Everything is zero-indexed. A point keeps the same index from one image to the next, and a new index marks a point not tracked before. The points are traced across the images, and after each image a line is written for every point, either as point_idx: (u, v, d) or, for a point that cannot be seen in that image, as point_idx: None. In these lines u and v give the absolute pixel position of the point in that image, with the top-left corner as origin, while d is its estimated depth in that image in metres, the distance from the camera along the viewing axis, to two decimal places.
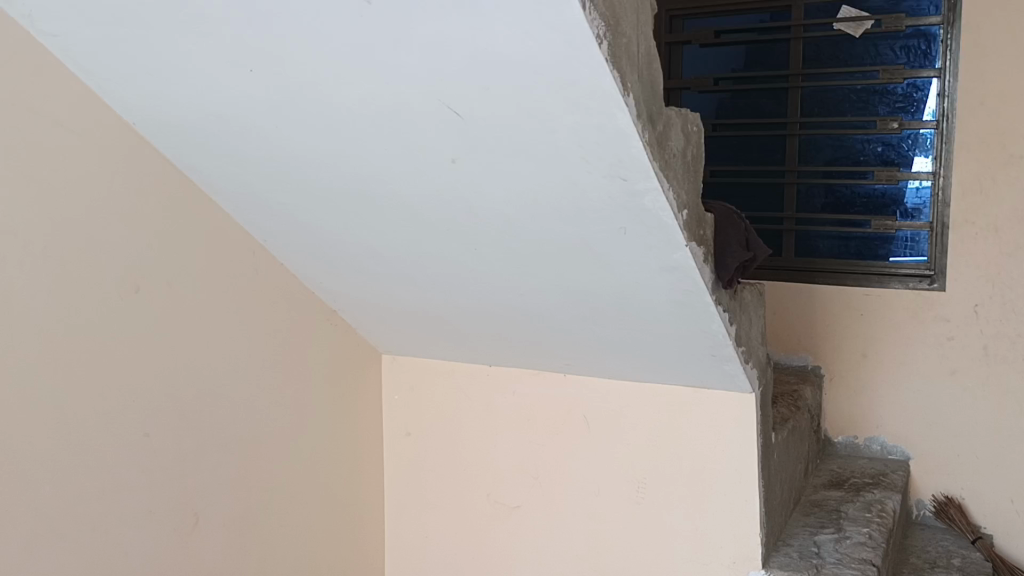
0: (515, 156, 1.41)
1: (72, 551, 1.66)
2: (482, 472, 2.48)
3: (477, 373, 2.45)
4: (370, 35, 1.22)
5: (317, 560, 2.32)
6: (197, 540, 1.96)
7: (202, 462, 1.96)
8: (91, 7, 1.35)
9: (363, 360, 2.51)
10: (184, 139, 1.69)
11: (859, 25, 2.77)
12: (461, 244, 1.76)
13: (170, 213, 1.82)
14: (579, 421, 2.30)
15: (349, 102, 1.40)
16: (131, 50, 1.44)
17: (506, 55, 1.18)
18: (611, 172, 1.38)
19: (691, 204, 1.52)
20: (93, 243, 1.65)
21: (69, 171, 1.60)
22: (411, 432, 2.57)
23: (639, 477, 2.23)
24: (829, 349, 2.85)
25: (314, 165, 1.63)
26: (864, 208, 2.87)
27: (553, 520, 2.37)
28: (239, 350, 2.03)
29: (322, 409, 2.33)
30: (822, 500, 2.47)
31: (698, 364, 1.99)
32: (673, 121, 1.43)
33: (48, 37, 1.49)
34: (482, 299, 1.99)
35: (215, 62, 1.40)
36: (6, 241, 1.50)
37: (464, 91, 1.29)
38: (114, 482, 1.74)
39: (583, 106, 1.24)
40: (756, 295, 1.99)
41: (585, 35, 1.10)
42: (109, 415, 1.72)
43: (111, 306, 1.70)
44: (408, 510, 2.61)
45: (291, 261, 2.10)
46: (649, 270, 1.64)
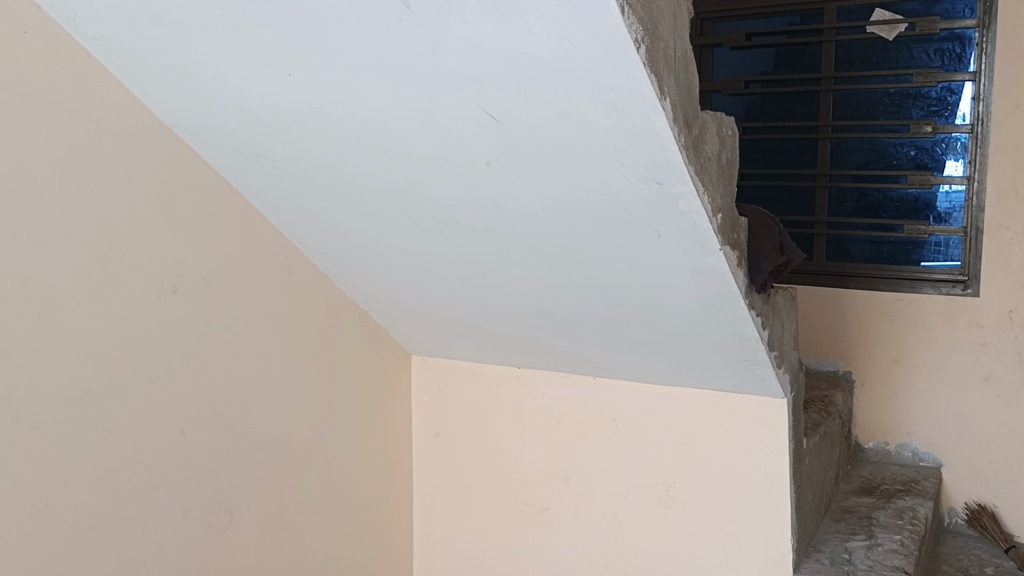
0: (550, 159, 1.42)
1: (110, 547, 1.69)
2: (510, 473, 2.48)
3: (506, 375, 2.46)
4: (407, 38, 1.23)
5: (346, 559, 2.34)
6: (231, 537, 1.98)
7: (236, 460, 1.98)
8: (134, 11, 1.37)
9: (393, 361, 2.52)
10: (221, 142, 1.71)
11: (892, 29, 2.75)
12: (494, 247, 1.77)
13: (206, 213, 1.84)
14: (608, 424, 2.31)
15: (385, 105, 1.41)
16: (171, 54, 1.47)
17: (543, 58, 1.19)
18: (646, 176, 1.38)
19: (725, 208, 1.52)
20: (132, 243, 1.68)
21: (109, 173, 1.62)
22: (440, 433, 2.58)
23: (669, 481, 2.22)
24: (861, 354, 2.83)
25: (348, 167, 1.64)
26: (896, 212, 2.84)
27: (582, 521, 2.37)
28: (273, 350, 2.05)
29: (353, 408, 2.34)
30: (853, 507, 2.46)
31: (730, 368, 1.98)
32: (708, 124, 1.43)
33: (91, 41, 1.52)
34: (513, 301, 2.00)
35: (254, 65, 1.42)
36: (49, 241, 1.52)
37: (500, 95, 1.30)
38: (151, 480, 1.77)
39: (619, 109, 1.24)
40: (788, 299, 1.98)
41: (624, 39, 1.10)
42: (146, 413, 1.75)
43: (149, 306, 1.73)
44: (438, 510, 2.62)
45: (324, 262, 2.12)
46: (682, 273, 1.64)
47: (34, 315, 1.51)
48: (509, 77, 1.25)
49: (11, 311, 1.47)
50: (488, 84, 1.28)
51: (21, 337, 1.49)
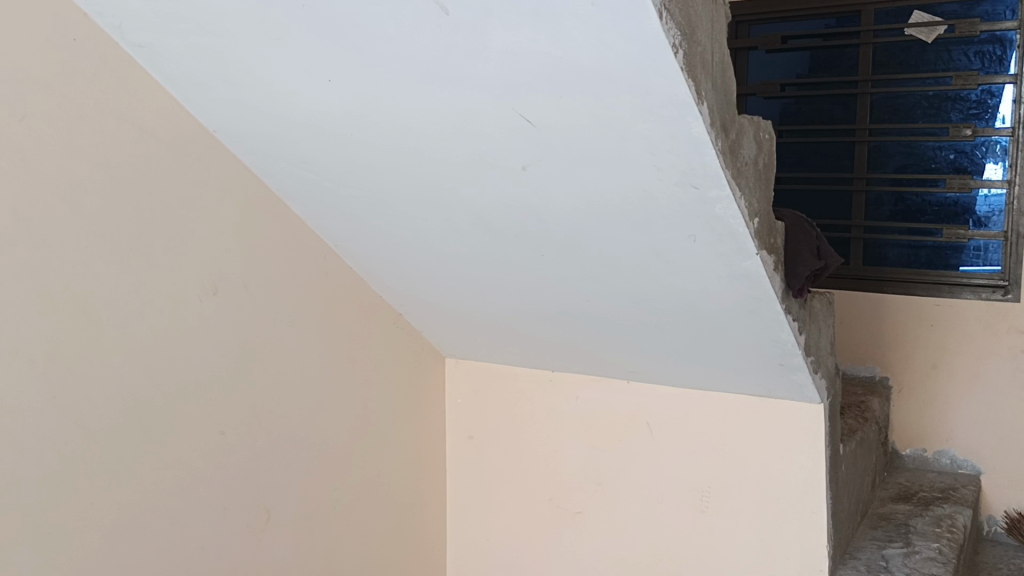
0: (586, 163, 1.43)
1: (152, 545, 1.72)
2: (544, 477, 2.49)
3: (540, 378, 2.47)
4: (446, 44, 1.24)
5: (381, 560, 2.36)
6: (269, 536, 2.01)
7: (274, 460, 2.01)
8: (179, 18, 1.40)
9: (428, 363, 2.54)
10: (262, 146, 1.74)
11: (931, 31, 2.72)
12: (529, 250, 1.78)
13: (247, 217, 1.87)
14: (642, 428, 2.31)
15: (423, 110, 1.43)
16: (215, 60, 1.49)
17: (581, 64, 1.20)
18: (683, 180, 1.38)
19: (762, 212, 1.52)
20: (175, 246, 1.71)
21: (153, 178, 1.65)
22: (474, 436, 2.60)
23: (703, 486, 2.22)
24: (898, 360, 2.80)
25: (385, 171, 1.66)
26: (935, 216, 2.81)
27: (616, 526, 2.37)
28: (310, 352, 2.08)
29: (388, 410, 2.36)
30: (890, 514, 2.43)
31: (767, 374, 1.98)
32: (746, 129, 1.43)
33: (136, 48, 1.55)
34: (548, 304, 2.00)
35: (295, 71, 1.44)
36: (95, 243, 1.56)
37: (537, 99, 1.31)
38: (192, 479, 1.80)
39: (657, 114, 1.25)
40: (825, 304, 1.97)
41: (661, 44, 1.11)
42: (187, 413, 1.78)
43: (191, 307, 1.76)
44: (471, 512, 2.63)
45: (361, 265, 2.15)
46: (718, 277, 1.64)
47: (80, 317, 1.54)
48: (547, 82, 1.26)
49: (58, 313, 1.51)
50: (525, 89, 1.29)
51: (68, 338, 1.53)
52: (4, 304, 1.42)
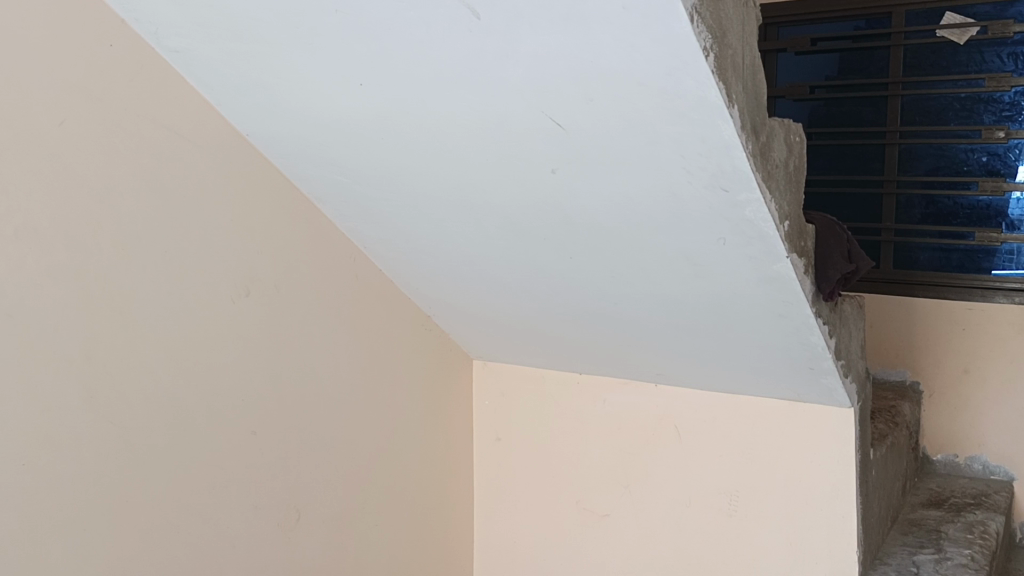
0: (615, 166, 1.43)
1: (185, 542, 1.74)
2: (571, 479, 2.49)
3: (567, 381, 2.47)
4: (477, 49, 1.25)
5: (408, 561, 2.37)
6: (299, 536, 2.02)
7: (304, 460, 2.02)
8: (214, 23, 1.42)
9: (455, 365, 2.55)
10: (294, 149, 1.75)
11: (964, 33, 2.70)
12: (557, 253, 1.78)
13: (278, 219, 1.89)
14: (669, 431, 2.30)
15: (453, 113, 1.44)
16: (248, 65, 1.51)
17: (612, 67, 1.20)
18: (712, 183, 1.38)
19: (792, 215, 1.51)
20: (209, 248, 1.73)
21: (187, 180, 1.68)
22: (501, 438, 2.60)
23: (732, 489, 2.21)
24: (930, 364, 2.77)
25: (415, 174, 1.67)
26: (967, 219, 2.78)
27: (643, 529, 2.37)
28: (340, 353, 2.09)
29: (416, 412, 2.38)
30: (921, 520, 2.41)
31: (797, 377, 1.97)
32: (776, 132, 1.43)
33: (171, 53, 1.58)
34: (576, 306, 2.01)
35: (327, 75, 1.45)
36: (131, 245, 1.58)
37: (566, 102, 1.31)
38: (224, 478, 1.82)
39: (687, 117, 1.25)
40: (856, 308, 1.96)
41: (693, 47, 1.11)
42: (220, 413, 1.80)
43: (224, 308, 1.78)
44: (498, 514, 2.63)
45: (390, 267, 2.16)
46: (747, 281, 1.63)
47: (116, 317, 1.57)
48: (577, 86, 1.27)
49: (95, 313, 1.53)
50: (555, 92, 1.30)
51: (104, 338, 1.55)
52: (44, 304, 1.45)
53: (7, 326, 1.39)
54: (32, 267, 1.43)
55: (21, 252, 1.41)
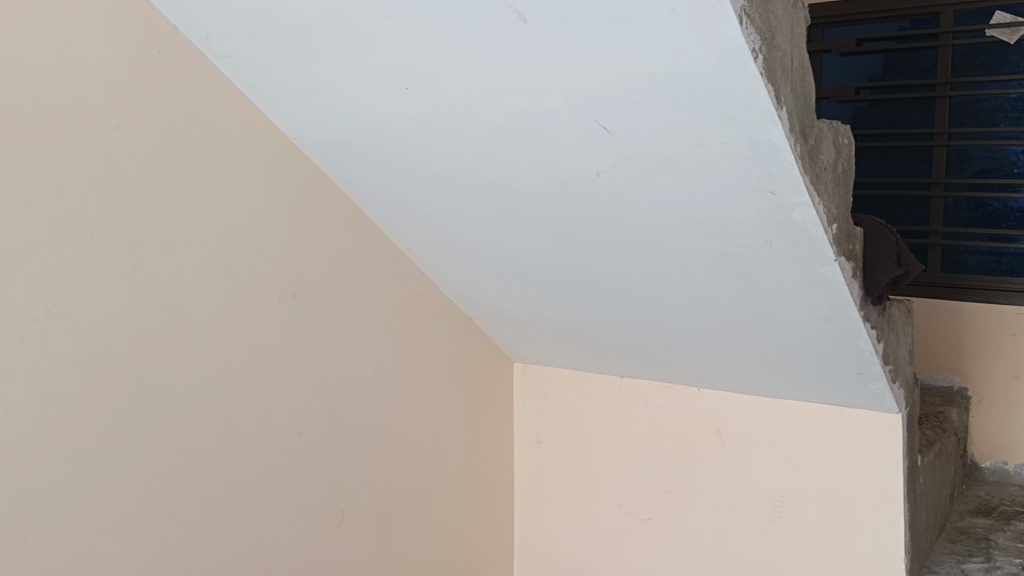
0: (661, 169, 1.43)
1: (231, 540, 1.77)
2: (612, 482, 2.49)
3: (609, 384, 2.47)
4: (524, 52, 1.26)
5: (449, 562, 2.38)
6: (343, 536, 2.04)
7: (348, 460, 2.04)
8: (263, 28, 1.44)
9: (497, 367, 2.56)
10: (341, 153, 1.77)
11: (1014, 32, 2.64)
12: (601, 256, 1.78)
13: (324, 222, 1.91)
14: (713, 435, 2.29)
15: (498, 116, 1.44)
16: (297, 70, 1.53)
17: (659, 70, 1.20)
18: (760, 186, 1.37)
19: (841, 218, 1.50)
20: (257, 251, 1.76)
21: (235, 184, 1.70)
22: (542, 440, 2.61)
23: (776, 495, 2.19)
24: (978, 369, 2.72)
25: (460, 177, 1.68)
26: (1017, 222, 2.74)
27: (684, 533, 2.35)
28: (383, 355, 2.11)
29: (457, 414, 2.39)
30: (969, 528, 2.37)
31: (844, 382, 1.95)
32: (825, 134, 1.42)
33: (222, 59, 1.60)
34: (620, 310, 2.01)
35: (374, 81, 1.47)
36: (181, 247, 1.61)
37: (613, 106, 1.31)
38: (271, 477, 1.84)
39: (735, 120, 1.24)
40: (904, 312, 1.94)
41: (742, 50, 1.10)
42: (267, 414, 1.82)
43: (271, 311, 1.80)
44: (539, 517, 2.63)
45: (434, 270, 2.18)
46: (794, 285, 1.62)
47: (167, 317, 1.60)
48: (624, 89, 1.27)
49: (147, 314, 1.56)
50: (602, 96, 1.30)
51: (156, 338, 1.58)
52: (98, 305, 1.48)
53: (63, 325, 1.43)
54: (88, 268, 1.46)
55: (78, 253, 1.44)
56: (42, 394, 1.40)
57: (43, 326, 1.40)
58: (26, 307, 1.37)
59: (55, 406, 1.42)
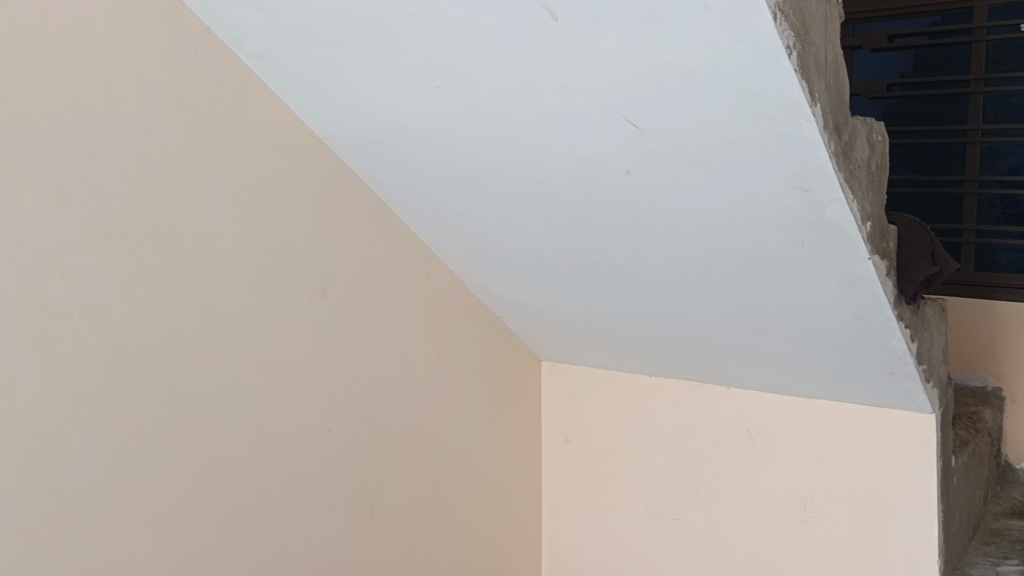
0: (692, 167, 1.42)
1: (262, 536, 1.78)
2: (640, 480, 2.48)
3: (638, 383, 2.47)
4: (555, 51, 1.26)
5: (477, 559, 2.38)
6: (373, 533, 2.05)
7: (377, 457, 2.05)
8: (295, 27, 1.45)
9: (524, 365, 2.56)
10: (371, 151, 1.78)
11: None
12: (630, 254, 1.78)
13: (354, 220, 1.92)
14: (743, 435, 2.27)
15: (527, 115, 1.44)
16: (328, 69, 1.54)
17: (691, 68, 1.19)
18: (793, 183, 1.36)
19: (875, 215, 1.48)
20: (288, 249, 1.77)
21: (266, 183, 1.71)
22: (569, 439, 2.60)
23: (806, 495, 2.17)
24: (1012, 369, 2.68)
25: (489, 176, 1.68)
26: None
27: (713, 533, 2.34)
28: (411, 353, 2.12)
29: (484, 411, 2.39)
30: (1003, 530, 2.34)
31: (876, 381, 1.94)
32: (859, 130, 1.40)
33: (253, 59, 1.61)
34: (648, 308, 2.00)
35: (405, 80, 1.47)
36: (214, 246, 1.62)
37: (644, 103, 1.30)
38: (301, 474, 1.86)
39: (768, 117, 1.23)
40: (937, 311, 1.91)
41: (776, 46, 1.09)
42: (298, 411, 1.83)
43: (302, 309, 1.81)
44: (566, 515, 2.63)
45: (462, 268, 2.18)
46: (826, 283, 1.61)
47: (200, 315, 1.61)
48: (655, 87, 1.26)
49: (180, 311, 1.57)
50: (632, 93, 1.29)
51: (189, 335, 1.60)
52: (132, 303, 1.49)
53: (98, 323, 1.44)
54: (122, 266, 1.47)
55: (112, 251, 1.45)
56: (77, 390, 1.42)
57: (78, 322, 1.41)
58: (62, 304, 1.39)
59: (90, 402, 1.44)
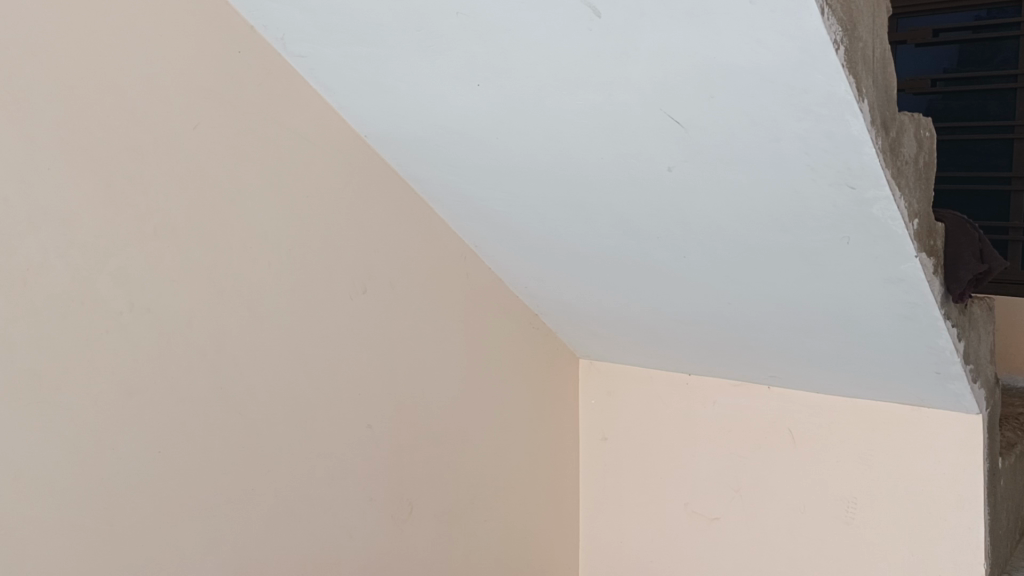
0: (735, 164, 1.41)
1: (304, 531, 1.80)
2: (679, 480, 2.46)
3: (677, 382, 2.46)
4: (597, 48, 1.25)
5: (515, 557, 2.39)
6: (412, 529, 2.06)
7: (417, 455, 2.06)
8: (338, 27, 1.46)
9: (562, 363, 2.56)
10: (412, 150, 1.79)
11: None
12: (671, 252, 1.77)
13: (395, 218, 1.93)
14: (784, 435, 2.26)
15: (569, 112, 1.44)
16: (370, 69, 1.55)
17: (736, 64, 1.18)
18: (838, 180, 1.34)
19: (922, 213, 1.46)
20: (331, 247, 1.78)
21: (309, 181, 1.73)
22: (607, 437, 2.60)
23: (849, 496, 2.15)
24: None
25: (530, 173, 1.68)
26: None
27: (754, 534, 2.32)
28: (450, 350, 2.13)
29: (522, 409, 2.39)
30: None
31: (922, 381, 1.91)
32: (906, 127, 1.38)
33: (297, 59, 1.63)
34: (689, 306, 1.99)
35: (446, 78, 1.48)
36: (258, 244, 1.64)
37: (688, 100, 1.30)
38: (342, 470, 1.87)
39: (813, 113, 1.22)
40: (985, 310, 1.88)
41: (823, 42, 1.08)
42: (339, 407, 1.85)
43: (343, 307, 1.83)
44: (604, 514, 2.62)
45: (501, 266, 2.19)
46: (872, 282, 1.59)
47: (244, 312, 1.63)
48: (699, 84, 1.25)
49: (225, 309, 1.60)
50: (675, 90, 1.28)
51: (233, 332, 1.62)
52: (180, 300, 1.52)
53: (146, 319, 1.47)
54: (170, 264, 1.50)
55: (160, 249, 1.48)
56: (126, 386, 1.45)
57: (127, 320, 1.44)
58: (110, 301, 1.41)
59: (137, 398, 1.46)
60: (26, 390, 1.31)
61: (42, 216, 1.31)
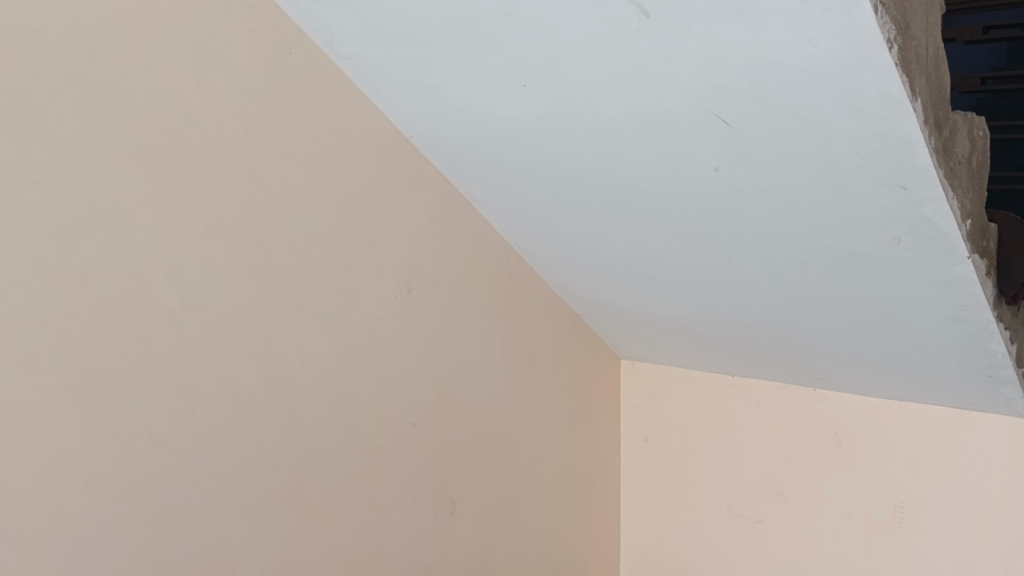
0: (785, 164, 1.40)
1: (349, 527, 1.81)
2: (722, 482, 2.45)
3: (720, 382, 2.44)
4: (645, 48, 1.25)
5: (556, 557, 2.39)
6: (455, 527, 2.07)
7: (460, 453, 2.07)
8: (386, 28, 1.47)
9: (604, 364, 2.56)
10: (457, 150, 1.80)
11: None
12: (717, 252, 1.76)
13: (440, 218, 1.94)
14: (829, 438, 2.24)
15: (616, 113, 1.44)
16: (417, 69, 1.56)
17: (787, 64, 1.17)
18: (890, 180, 1.32)
19: (976, 215, 1.44)
20: (377, 246, 1.80)
21: (356, 182, 1.75)
22: (649, 438, 2.60)
23: (896, 500, 2.13)
24: None
25: (575, 174, 1.69)
26: None
27: (798, 537, 2.30)
28: (493, 350, 2.14)
29: (564, 409, 2.40)
30: None
31: (972, 385, 1.89)
32: (960, 126, 1.36)
33: (344, 60, 1.65)
34: (734, 307, 1.98)
35: (494, 79, 1.48)
36: (306, 243, 1.66)
37: (736, 100, 1.29)
38: (387, 467, 1.89)
39: (866, 112, 1.20)
40: None
41: (876, 42, 1.07)
42: (385, 405, 1.87)
43: (388, 305, 1.84)
44: (645, 516, 2.61)
45: (544, 266, 2.19)
46: (923, 284, 1.57)
47: (293, 310, 1.65)
48: (748, 83, 1.24)
49: (274, 308, 1.62)
50: (724, 90, 1.28)
51: (282, 330, 1.64)
52: (230, 298, 1.54)
53: (198, 317, 1.49)
54: (221, 264, 1.52)
55: (212, 249, 1.50)
56: (179, 383, 1.47)
57: (180, 318, 1.47)
58: (163, 300, 1.44)
59: (189, 395, 1.49)
60: (84, 386, 1.34)
61: (99, 216, 1.34)
